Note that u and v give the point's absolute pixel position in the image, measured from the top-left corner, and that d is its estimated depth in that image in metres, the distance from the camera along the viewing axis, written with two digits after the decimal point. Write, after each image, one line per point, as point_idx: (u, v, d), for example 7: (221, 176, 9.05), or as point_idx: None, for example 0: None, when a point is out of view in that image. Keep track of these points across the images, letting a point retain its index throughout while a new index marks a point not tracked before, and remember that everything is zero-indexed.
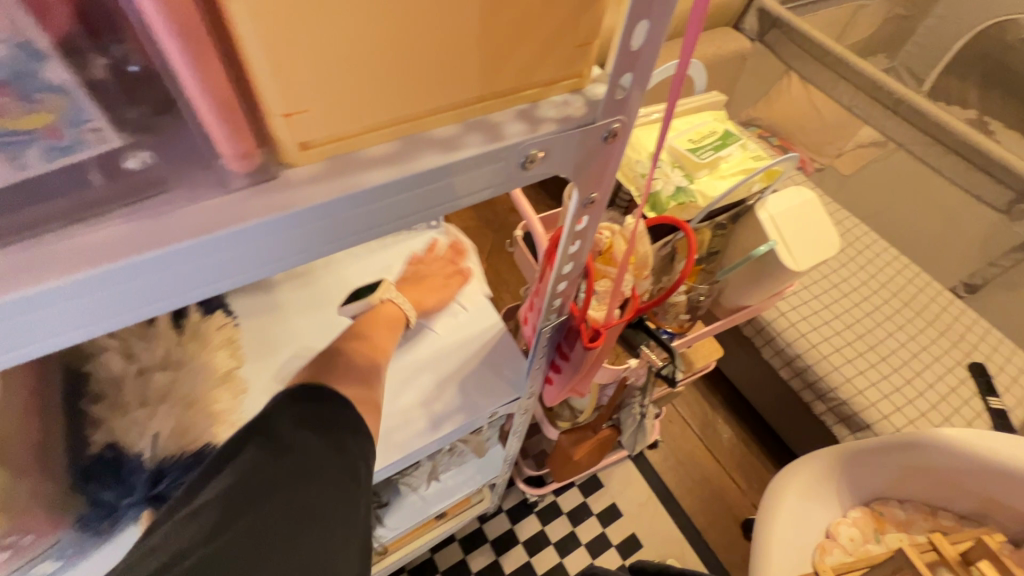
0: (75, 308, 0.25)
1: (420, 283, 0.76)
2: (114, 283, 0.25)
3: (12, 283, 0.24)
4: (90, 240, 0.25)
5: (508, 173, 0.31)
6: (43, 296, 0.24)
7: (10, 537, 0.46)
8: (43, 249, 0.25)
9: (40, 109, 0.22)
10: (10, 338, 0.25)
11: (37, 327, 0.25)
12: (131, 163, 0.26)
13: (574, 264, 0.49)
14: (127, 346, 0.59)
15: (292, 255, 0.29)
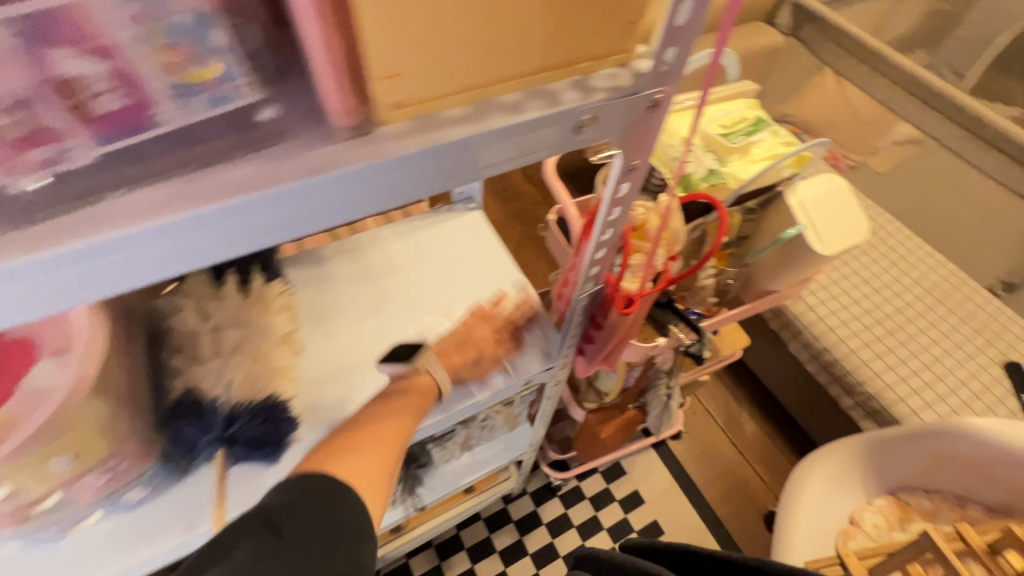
0: (205, 238, 0.30)
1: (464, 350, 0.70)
2: (239, 216, 0.30)
3: (161, 211, 0.29)
4: (221, 180, 0.30)
5: (564, 135, 0.35)
6: (181, 224, 0.29)
7: (113, 462, 0.53)
8: (181, 186, 0.30)
9: (207, 67, 0.27)
10: (149, 261, 0.30)
11: (171, 253, 0.30)
12: (263, 115, 0.31)
13: (613, 232, 0.52)
14: (201, 305, 0.64)
15: (377, 201, 0.33)
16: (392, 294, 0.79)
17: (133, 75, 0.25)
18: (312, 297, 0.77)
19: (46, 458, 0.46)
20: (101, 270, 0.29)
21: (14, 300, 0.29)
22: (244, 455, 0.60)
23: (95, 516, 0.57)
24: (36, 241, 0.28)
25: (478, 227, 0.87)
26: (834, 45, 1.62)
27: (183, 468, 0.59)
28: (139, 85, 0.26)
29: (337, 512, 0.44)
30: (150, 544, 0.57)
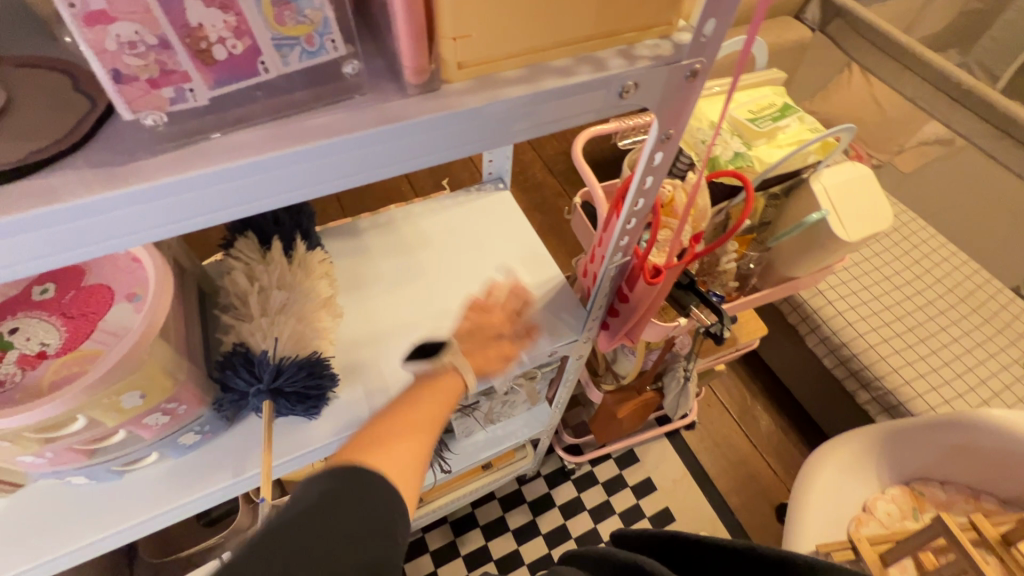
0: (277, 180, 0.34)
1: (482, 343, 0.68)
2: (310, 160, 0.33)
3: (250, 151, 0.32)
4: (301, 126, 0.33)
5: (609, 99, 0.38)
6: (264, 164, 0.32)
7: (172, 406, 0.56)
8: (269, 131, 0.33)
9: (307, 22, 0.30)
10: (235, 197, 0.34)
11: (253, 191, 0.34)
12: (347, 69, 0.34)
13: (644, 203, 0.55)
14: (250, 268, 0.68)
15: (438, 151, 0.36)
16: (424, 267, 0.82)
17: (248, 26, 0.29)
18: (349, 268, 0.81)
19: (117, 395, 0.50)
20: (185, 205, 0.33)
21: (118, 225, 0.33)
22: (289, 407, 0.64)
23: (153, 456, 0.61)
24: (137, 174, 0.31)
25: (507, 207, 0.90)
26: (863, 40, 1.60)
27: (233, 415, 0.64)
28: (249, 36, 0.30)
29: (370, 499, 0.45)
30: (205, 484, 0.62)
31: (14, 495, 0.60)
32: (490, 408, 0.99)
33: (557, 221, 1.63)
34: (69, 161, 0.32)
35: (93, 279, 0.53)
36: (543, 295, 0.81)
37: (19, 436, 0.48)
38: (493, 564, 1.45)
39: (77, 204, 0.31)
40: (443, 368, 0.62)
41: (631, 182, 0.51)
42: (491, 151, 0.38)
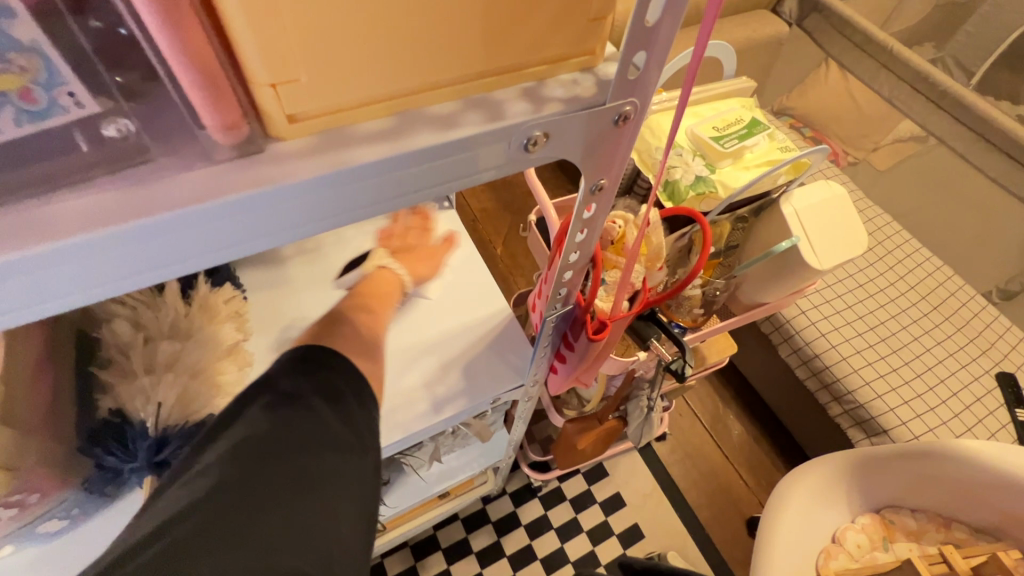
0: (41, 283, 0.27)
1: (412, 251, 0.72)
2: (89, 256, 0.26)
3: (22, 241, 0.25)
4: (67, 210, 0.26)
5: (510, 155, 0.31)
6: (50, 256, 0.25)
7: (17, 496, 0.48)
8: (44, 213, 0.26)
9: (14, 70, 0.23)
10: (26, 297, 0.27)
11: (48, 287, 0.27)
12: (110, 130, 0.27)
13: (582, 253, 0.48)
14: (136, 314, 0.58)
15: (291, 229, 0.30)
16: None
17: None
18: (266, 302, 0.72)
19: None
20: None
21: None
22: None
23: (9, 547, 0.52)
24: None
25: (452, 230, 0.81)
26: (838, 35, 1.54)
27: (109, 494, 0.54)
28: None
29: (336, 379, 0.44)
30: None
31: None
32: (436, 443, 0.92)
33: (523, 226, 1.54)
34: None
35: None
36: (483, 335, 0.72)
37: None
38: None
39: None
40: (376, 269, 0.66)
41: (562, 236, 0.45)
42: (358, 222, 0.32)
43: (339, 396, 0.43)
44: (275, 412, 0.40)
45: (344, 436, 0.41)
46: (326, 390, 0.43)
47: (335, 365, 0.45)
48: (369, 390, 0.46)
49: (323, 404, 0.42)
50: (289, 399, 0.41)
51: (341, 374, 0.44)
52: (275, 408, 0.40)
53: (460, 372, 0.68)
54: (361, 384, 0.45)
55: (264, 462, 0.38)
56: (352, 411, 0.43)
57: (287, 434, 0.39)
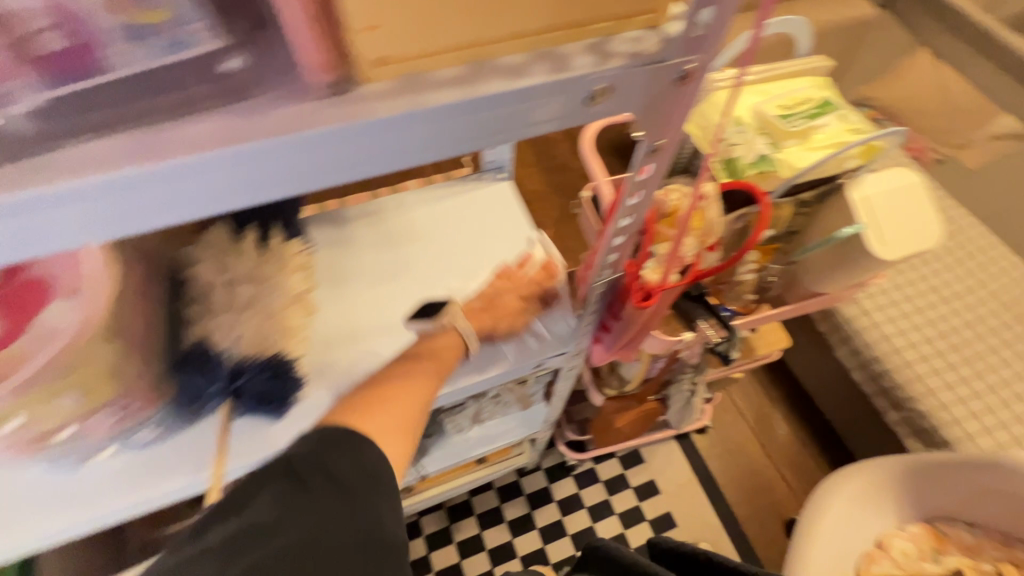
0: (156, 197, 0.31)
1: (493, 307, 0.70)
2: (197, 175, 0.30)
3: (145, 157, 0.29)
4: (177, 133, 0.30)
5: (573, 105, 0.33)
6: (168, 172, 0.30)
7: (126, 402, 0.54)
8: (164, 135, 0.30)
9: (158, 8, 0.26)
10: (147, 209, 0.32)
11: (163, 203, 0.32)
12: (229, 65, 0.31)
13: (634, 218, 0.49)
14: (219, 258, 0.64)
15: (364, 165, 0.33)
16: (410, 263, 0.77)
17: (77, 16, 0.25)
18: (331, 258, 0.77)
19: (53, 397, 0.47)
20: (55, 223, 0.31)
21: (30, 233, 0.31)
22: (252, 408, 0.63)
23: (111, 450, 0.60)
24: (24, 180, 0.29)
25: (505, 201, 0.84)
26: (934, 21, 1.48)
27: (191, 414, 0.61)
28: (83, 27, 0.26)
29: (349, 457, 0.48)
30: (157, 482, 0.60)
31: None
32: (478, 407, 0.97)
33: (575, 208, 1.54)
34: None
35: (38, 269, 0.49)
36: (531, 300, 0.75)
37: None
38: (487, 553, 1.44)
39: None
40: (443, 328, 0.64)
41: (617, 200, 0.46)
42: (426, 164, 0.34)
43: (340, 476, 0.47)
44: (281, 493, 0.45)
45: (347, 519, 0.46)
46: (333, 471, 0.47)
47: (348, 446, 0.48)
48: (375, 468, 0.49)
49: (325, 486, 0.46)
50: (295, 482, 0.46)
51: (339, 454, 0.48)
52: (289, 487, 0.45)
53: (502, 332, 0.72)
54: (362, 463, 0.48)
55: (265, 542, 0.43)
56: (357, 495, 0.47)
57: (292, 517, 0.44)
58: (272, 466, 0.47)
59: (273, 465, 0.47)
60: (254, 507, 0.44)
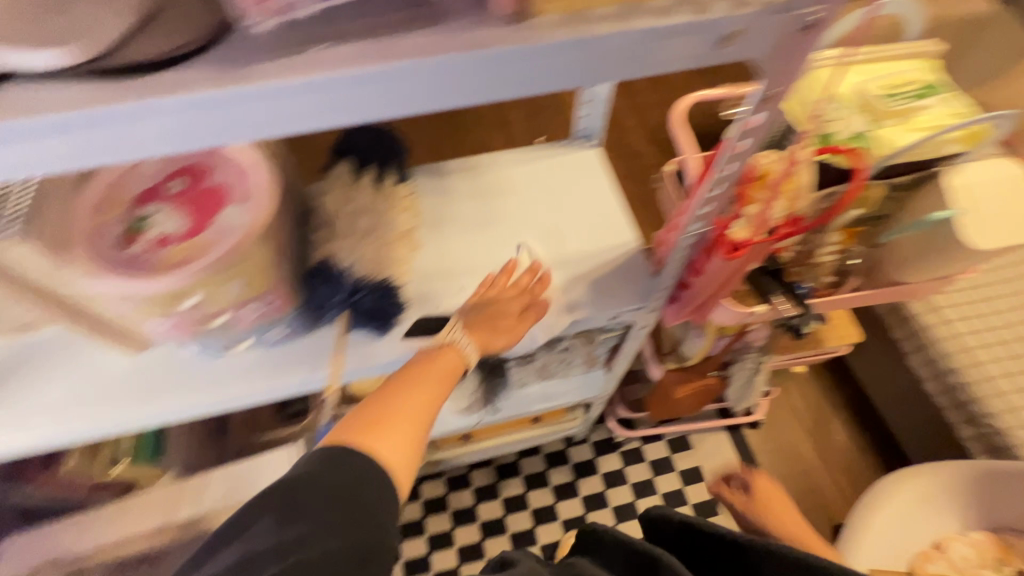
0: (358, 97, 0.37)
1: (492, 320, 0.69)
2: (387, 82, 0.37)
3: (355, 63, 0.35)
4: (390, 45, 0.36)
5: (706, 47, 0.38)
6: (369, 75, 0.36)
7: (268, 296, 0.64)
8: (371, 46, 0.36)
9: None
10: (341, 108, 0.38)
11: (352, 104, 0.38)
12: None
13: (739, 164, 0.53)
14: (342, 191, 0.73)
15: (519, 84, 0.39)
16: (501, 214, 0.84)
17: None
18: (431, 205, 0.85)
19: (225, 282, 0.58)
20: (277, 110, 0.37)
21: (245, 119, 0.37)
22: (362, 322, 0.72)
23: (248, 343, 0.71)
24: (253, 74, 0.35)
25: (591, 166, 0.89)
26: None
27: (313, 320, 0.71)
28: None
29: (340, 475, 0.51)
30: (284, 374, 0.70)
31: (139, 356, 0.72)
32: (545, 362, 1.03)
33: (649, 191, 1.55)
34: (194, 64, 0.36)
35: (217, 177, 0.59)
36: (611, 259, 0.80)
37: (149, 301, 0.57)
38: (529, 512, 1.51)
39: (203, 95, 0.35)
40: (443, 346, 0.65)
41: (722, 144, 0.51)
42: (562, 90, 0.40)
43: (332, 492, 0.50)
44: (272, 523, 0.48)
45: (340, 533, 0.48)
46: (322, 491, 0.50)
47: (340, 464, 0.52)
48: (373, 482, 0.52)
49: (316, 500, 0.49)
50: (282, 510, 0.49)
51: (329, 475, 0.51)
52: (280, 514, 0.49)
53: (581, 284, 0.78)
54: (354, 479, 0.51)
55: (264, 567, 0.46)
56: (350, 509, 0.50)
57: (286, 540, 0.48)
58: (265, 495, 0.51)
59: (265, 494, 0.51)
60: (250, 537, 0.48)
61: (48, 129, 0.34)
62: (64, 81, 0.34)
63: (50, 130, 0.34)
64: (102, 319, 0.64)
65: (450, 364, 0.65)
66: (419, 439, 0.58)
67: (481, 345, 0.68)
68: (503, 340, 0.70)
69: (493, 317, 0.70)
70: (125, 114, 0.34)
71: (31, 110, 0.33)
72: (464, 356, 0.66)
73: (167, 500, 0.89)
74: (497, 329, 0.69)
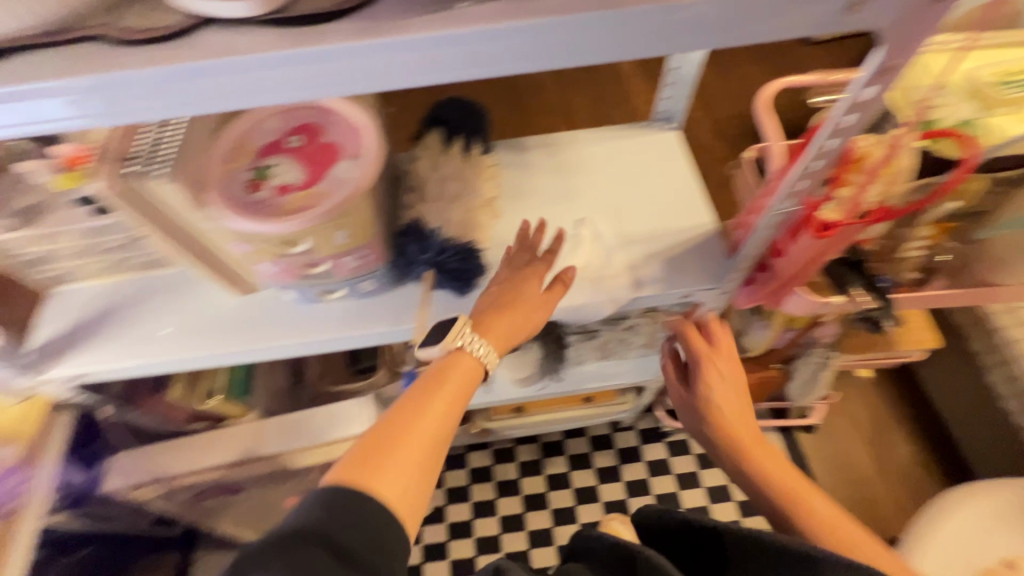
0: (493, 53, 0.41)
1: (511, 302, 0.69)
2: (524, 38, 0.40)
3: (499, 20, 0.39)
4: (529, 5, 0.40)
5: (829, 14, 0.41)
6: (511, 31, 0.40)
7: (363, 251, 0.69)
8: (514, 6, 0.40)
9: None
10: (477, 64, 0.42)
11: (488, 60, 0.42)
12: None
13: (840, 140, 0.54)
14: (435, 156, 0.78)
15: (640, 46, 0.42)
16: (580, 189, 0.87)
17: None
18: (511, 177, 0.88)
19: (333, 231, 0.63)
20: (419, 61, 0.41)
21: (395, 70, 0.42)
22: (444, 281, 0.77)
23: (341, 293, 0.77)
24: (410, 27, 0.40)
25: (672, 148, 0.90)
26: None
27: (399, 276, 0.77)
28: None
29: (357, 515, 0.47)
30: (371, 324, 0.76)
31: (244, 297, 0.80)
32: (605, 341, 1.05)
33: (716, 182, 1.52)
34: (358, 17, 0.40)
35: (329, 137, 0.64)
36: (687, 239, 0.81)
37: (268, 243, 0.63)
38: (573, 491, 1.51)
39: (365, 45, 0.40)
40: (454, 351, 0.62)
41: (826, 116, 0.52)
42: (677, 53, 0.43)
43: (344, 537, 0.45)
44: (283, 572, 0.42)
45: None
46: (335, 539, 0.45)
47: (355, 506, 0.47)
48: (387, 526, 0.48)
49: (328, 547, 0.44)
50: (294, 557, 0.43)
51: (343, 517, 0.46)
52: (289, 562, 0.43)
53: (655, 261, 0.79)
54: (371, 521, 0.47)
55: None
56: (361, 556, 0.45)
57: None
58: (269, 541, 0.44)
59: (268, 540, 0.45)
60: None
61: (227, 68, 0.40)
62: (252, 27, 0.40)
63: (223, 67, 0.40)
64: (218, 260, 0.71)
65: (463, 375, 0.61)
66: (430, 468, 0.54)
67: (500, 341, 0.66)
68: (524, 321, 0.68)
69: (511, 300, 0.69)
70: (295, 58, 0.40)
71: (227, 51, 0.39)
72: (479, 358, 0.63)
73: (249, 435, 0.98)
74: (520, 307, 0.69)
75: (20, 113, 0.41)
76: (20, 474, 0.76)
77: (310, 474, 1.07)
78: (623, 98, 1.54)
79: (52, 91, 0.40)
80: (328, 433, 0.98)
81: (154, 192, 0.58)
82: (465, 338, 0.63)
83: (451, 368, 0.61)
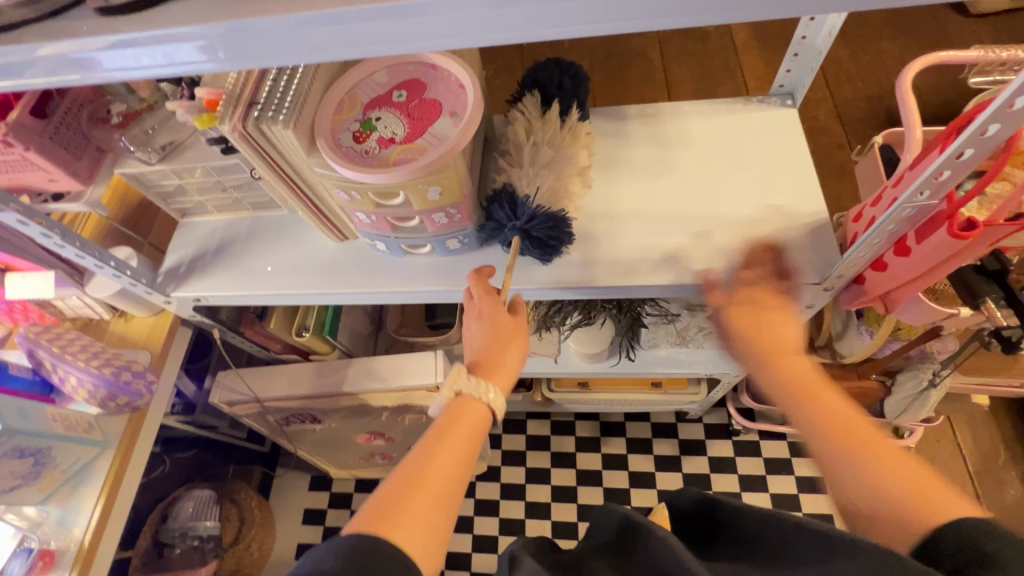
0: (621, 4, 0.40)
1: (498, 351, 0.64)
2: None
3: None
4: None
5: None
6: None
7: (453, 211, 0.71)
8: None
9: None
10: (605, 14, 0.40)
11: (616, 12, 0.40)
12: None
13: (1002, 126, 0.46)
14: (532, 121, 0.77)
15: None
16: (679, 163, 0.82)
17: None
18: (607, 146, 0.86)
19: (427, 187, 0.65)
20: (542, 11, 0.40)
21: (518, 20, 0.41)
22: (525, 249, 0.76)
23: (428, 249, 0.79)
24: None
25: (788, 127, 0.83)
26: None
27: (484, 238, 0.78)
28: None
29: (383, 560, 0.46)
30: (453, 281, 0.79)
31: (340, 244, 0.85)
32: (684, 326, 1.01)
33: (842, 155, 1.35)
34: None
35: (431, 95, 0.66)
36: (792, 228, 0.75)
37: (366, 195, 0.66)
38: (627, 473, 1.50)
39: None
40: (458, 399, 0.60)
41: (993, 98, 0.44)
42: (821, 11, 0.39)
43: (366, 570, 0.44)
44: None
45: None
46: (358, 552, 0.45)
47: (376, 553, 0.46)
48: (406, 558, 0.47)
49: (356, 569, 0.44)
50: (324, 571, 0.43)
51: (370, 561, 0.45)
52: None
53: (753, 248, 0.74)
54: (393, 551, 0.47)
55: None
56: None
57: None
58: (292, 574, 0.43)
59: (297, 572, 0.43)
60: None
61: (367, 15, 0.41)
62: None
63: (366, 15, 0.41)
64: (319, 206, 0.76)
65: (472, 418, 0.59)
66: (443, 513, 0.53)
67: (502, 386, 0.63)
68: (518, 348, 0.66)
69: (494, 347, 0.65)
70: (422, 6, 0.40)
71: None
72: (488, 403, 0.60)
73: (333, 370, 1.07)
74: (506, 339, 0.66)
75: (161, 56, 0.45)
76: (144, 379, 0.85)
77: (381, 415, 1.14)
78: (732, 72, 1.42)
79: (190, 36, 0.44)
80: (402, 380, 1.04)
81: (273, 136, 0.62)
82: (464, 386, 0.60)
83: (459, 413, 0.59)
